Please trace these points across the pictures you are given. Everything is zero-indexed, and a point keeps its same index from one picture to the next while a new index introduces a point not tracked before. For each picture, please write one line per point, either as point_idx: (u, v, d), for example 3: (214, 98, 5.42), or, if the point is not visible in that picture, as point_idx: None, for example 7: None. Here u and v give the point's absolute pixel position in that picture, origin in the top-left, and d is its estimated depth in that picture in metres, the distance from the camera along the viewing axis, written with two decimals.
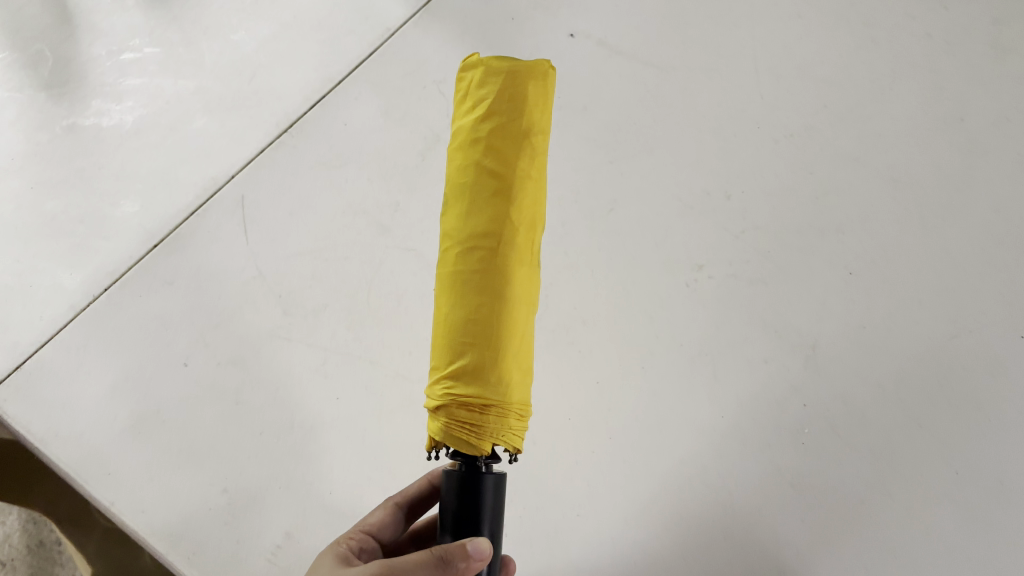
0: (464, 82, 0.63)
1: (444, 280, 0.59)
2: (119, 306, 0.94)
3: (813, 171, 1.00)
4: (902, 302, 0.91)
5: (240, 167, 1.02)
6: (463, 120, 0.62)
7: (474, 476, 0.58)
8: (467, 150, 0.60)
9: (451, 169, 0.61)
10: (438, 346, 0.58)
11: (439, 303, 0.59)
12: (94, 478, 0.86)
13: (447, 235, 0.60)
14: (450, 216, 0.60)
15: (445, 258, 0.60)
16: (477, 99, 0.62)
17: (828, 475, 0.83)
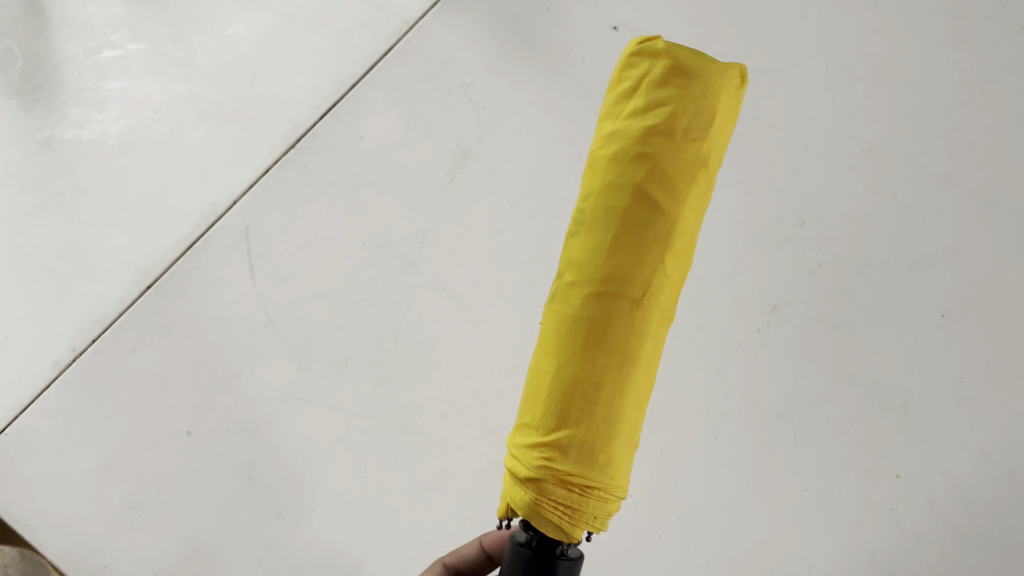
0: (636, 66, 0.52)
1: (560, 322, 0.51)
2: (110, 362, 0.83)
3: (894, 192, 0.86)
4: (1003, 352, 0.80)
5: (243, 191, 0.89)
6: (623, 117, 0.51)
7: (549, 558, 0.50)
8: (623, 163, 0.50)
9: (597, 179, 0.51)
10: (537, 397, 0.51)
11: (548, 344, 0.51)
12: (85, 572, 0.77)
13: (572, 259, 0.51)
14: (581, 238, 0.51)
15: (563, 288, 0.51)
16: (648, 98, 0.51)
17: (932, 563, 0.74)
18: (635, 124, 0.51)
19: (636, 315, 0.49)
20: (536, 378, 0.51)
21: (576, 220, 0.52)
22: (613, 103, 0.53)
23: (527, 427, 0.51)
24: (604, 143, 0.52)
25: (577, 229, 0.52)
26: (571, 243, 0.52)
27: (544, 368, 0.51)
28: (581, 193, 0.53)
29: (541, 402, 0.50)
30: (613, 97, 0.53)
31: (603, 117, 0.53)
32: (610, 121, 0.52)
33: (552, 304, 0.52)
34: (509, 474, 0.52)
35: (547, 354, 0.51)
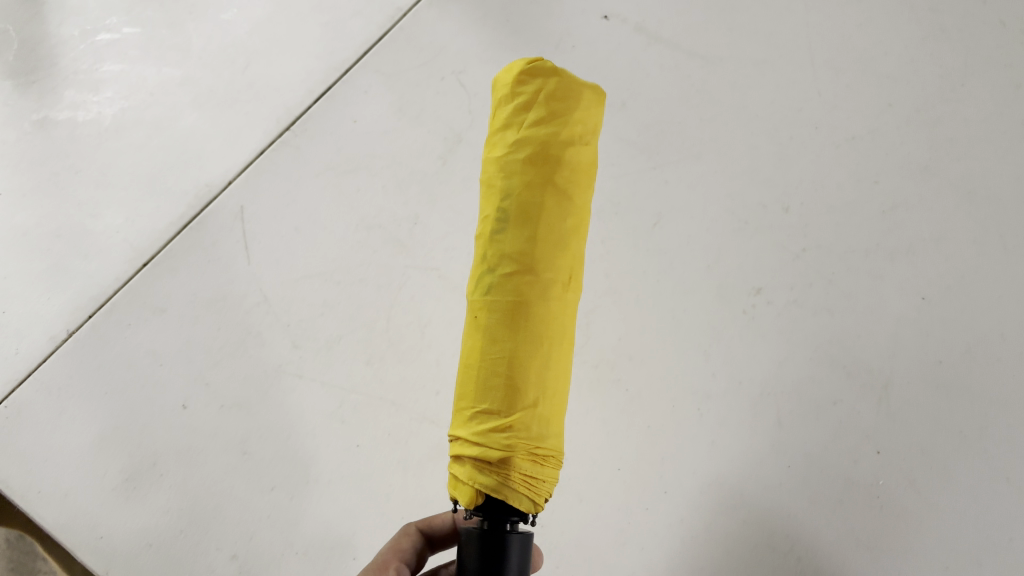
0: (527, 78, 0.54)
1: (507, 311, 0.50)
2: (105, 340, 0.84)
3: (877, 180, 0.88)
4: (981, 336, 0.82)
5: (237, 172, 0.90)
6: (527, 120, 0.53)
7: (500, 534, 0.50)
8: (545, 161, 0.52)
9: (520, 176, 0.52)
10: (492, 385, 0.49)
11: (495, 337, 0.50)
12: (81, 542, 0.78)
13: (506, 255, 0.51)
14: (513, 231, 0.51)
15: (500, 284, 0.51)
16: (552, 107, 0.53)
17: (911, 538, 0.76)
18: (545, 128, 0.52)
19: (567, 297, 0.52)
20: (484, 370, 0.50)
21: (500, 218, 0.52)
22: (511, 109, 0.54)
23: (482, 417, 0.49)
24: (513, 148, 0.52)
25: (504, 226, 0.51)
26: (499, 238, 0.51)
27: (495, 358, 0.50)
28: (497, 194, 0.52)
29: (499, 389, 0.49)
30: (509, 105, 0.54)
31: (502, 124, 0.54)
32: (512, 125, 0.53)
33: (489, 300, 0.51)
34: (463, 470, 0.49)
35: (496, 347, 0.50)
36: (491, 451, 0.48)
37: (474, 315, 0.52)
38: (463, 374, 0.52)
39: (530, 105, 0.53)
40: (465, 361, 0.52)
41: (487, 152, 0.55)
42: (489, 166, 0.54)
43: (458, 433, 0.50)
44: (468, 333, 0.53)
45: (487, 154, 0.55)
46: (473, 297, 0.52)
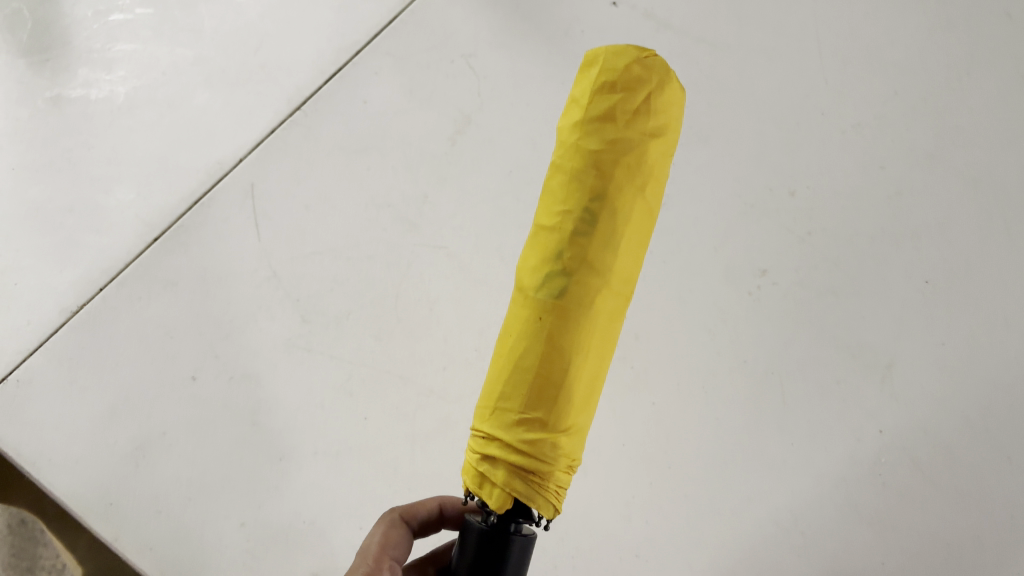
0: (638, 84, 0.53)
1: (576, 322, 0.51)
2: (117, 313, 0.85)
3: (882, 166, 0.89)
4: (986, 321, 0.83)
5: (249, 150, 0.91)
6: (628, 126, 0.53)
7: (506, 536, 0.53)
8: (636, 178, 0.53)
9: (614, 185, 0.52)
10: (547, 395, 0.51)
11: (558, 345, 0.51)
12: (91, 508, 0.80)
13: (588, 264, 0.51)
14: (597, 242, 0.52)
15: (576, 292, 0.51)
16: (654, 123, 0.54)
17: (911, 515, 0.77)
18: (643, 141, 0.53)
19: (620, 316, 0.54)
20: (540, 378, 0.51)
21: (585, 221, 0.52)
22: (614, 106, 0.53)
23: (534, 422, 0.51)
24: (614, 155, 0.52)
25: (588, 231, 0.52)
26: (582, 243, 0.51)
27: (557, 367, 0.51)
28: (585, 193, 0.52)
29: (553, 401, 0.51)
30: (611, 99, 0.53)
31: (601, 116, 0.53)
32: (613, 124, 0.52)
33: (562, 305, 0.51)
34: (504, 468, 0.52)
35: (559, 355, 0.51)
36: (534, 463, 0.51)
37: (537, 311, 0.52)
38: (513, 371, 0.52)
39: (635, 114, 0.53)
40: (519, 356, 0.52)
41: (575, 137, 0.53)
42: (578, 157, 0.53)
43: (499, 432, 0.52)
44: (522, 326, 0.53)
45: (575, 140, 0.53)
46: (537, 290, 0.52)
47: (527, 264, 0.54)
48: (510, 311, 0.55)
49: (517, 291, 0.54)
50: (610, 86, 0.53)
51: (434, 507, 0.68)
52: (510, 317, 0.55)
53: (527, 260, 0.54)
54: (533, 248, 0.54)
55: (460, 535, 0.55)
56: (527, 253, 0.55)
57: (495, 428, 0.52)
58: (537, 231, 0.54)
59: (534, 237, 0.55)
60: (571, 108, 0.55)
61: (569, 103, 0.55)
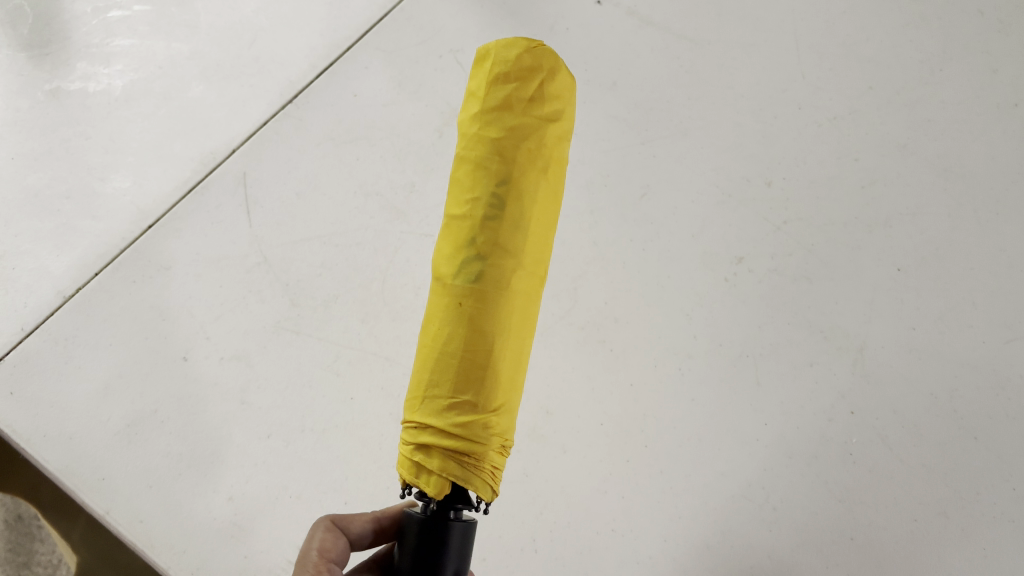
0: (527, 73, 0.56)
1: (495, 304, 0.53)
2: (110, 294, 0.87)
3: (857, 158, 0.91)
4: (954, 305, 0.86)
5: (241, 142, 0.93)
6: (524, 113, 0.56)
7: (444, 522, 0.52)
8: (536, 163, 0.55)
9: (516, 169, 0.54)
10: (474, 376, 0.52)
11: (480, 326, 0.52)
12: (84, 483, 0.81)
13: (499, 245, 0.53)
14: (506, 225, 0.54)
15: (491, 273, 0.53)
16: (549, 111, 0.57)
17: (878, 491, 0.79)
18: (540, 127, 0.56)
19: (537, 295, 0.56)
20: (466, 362, 0.52)
21: (493, 206, 0.54)
22: (510, 96, 0.56)
23: (463, 404, 0.52)
24: (514, 141, 0.55)
25: (498, 215, 0.54)
26: (493, 227, 0.53)
27: (481, 348, 0.52)
28: (491, 178, 0.54)
29: (479, 381, 0.52)
30: (506, 90, 0.56)
31: (498, 107, 0.55)
32: (511, 113, 0.55)
33: (480, 286, 0.53)
34: (439, 452, 0.52)
35: (482, 335, 0.52)
36: (468, 445, 0.51)
37: (456, 297, 0.53)
38: (438, 357, 0.53)
39: (528, 104, 0.56)
40: (443, 343, 0.53)
41: (476, 129, 0.56)
42: (482, 146, 0.55)
43: (430, 418, 0.52)
44: (441, 313, 0.54)
45: (476, 131, 0.56)
46: (454, 277, 0.53)
47: (441, 255, 0.55)
48: (431, 303, 0.55)
49: (434, 280, 0.55)
50: (501, 79, 0.56)
51: (370, 518, 0.67)
52: (432, 308, 0.55)
53: (442, 251, 0.56)
54: (447, 239, 0.56)
55: (402, 527, 0.54)
56: (442, 243, 0.56)
57: (424, 417, 0.52)
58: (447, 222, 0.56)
59: (446, 230, 0.56)
60: (469, 103, 0.57)
61: (466, 99, 0.58)
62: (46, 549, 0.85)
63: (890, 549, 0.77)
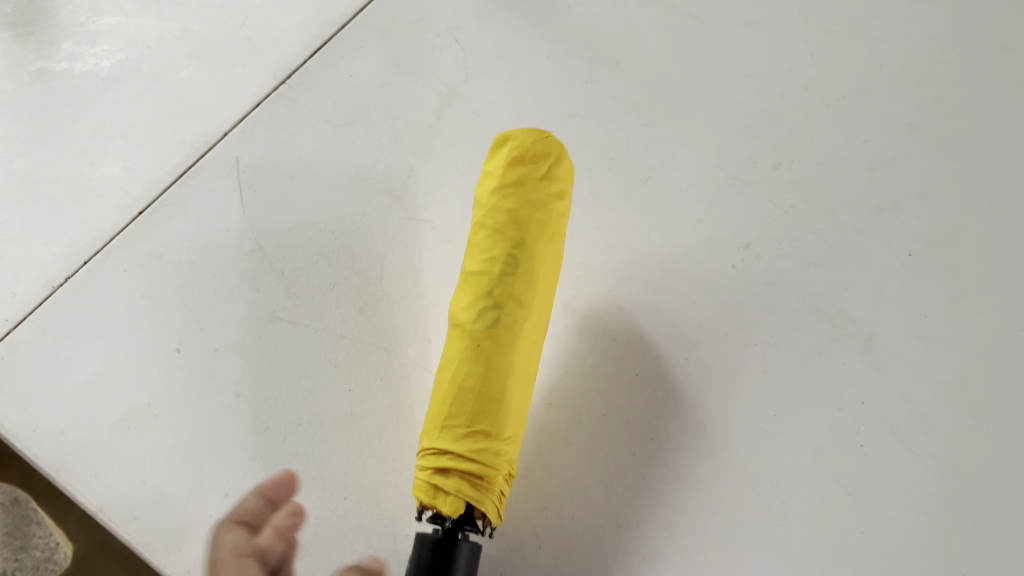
0: (541, 156, 0.63)
1: (509, 348, 0.59)
2: (101, 283, 0.85)
3: (865, 139, 0.90)
4: (964, 290, 0.83)
5: (233, 125, 0.93)
6: (538, 188, 0.62)
7: (454, 541, 0.58)
8: (545, 231, 0.62)
9: (529, 235, 0.61)
10: (489, 407, 0.58)
11: (496, 365, 0.58)
12: (77, 479, 0.77)
13: (512, 297, 0.60)
14: (520, 281, 0.60)
15: (506, 321, 0.59)
16: (556, 189, 0.64)
17: (889, 483, 0.77)
18: (549, 202, 0.63)
19: (543, 339, 0.63)
20: (482, 395, 0.58)
21: (509, 264, 0.60)
22: (525, 174, 0.62)
23: (481, 433, 0.57)
24: (530, 211, 0.61)
25: (512, 272, 0.60)
26: (508, 282, 0.60)
27: (496, 384, 0.58)
28: (507, 241, 0.61)
29: (494, 413, 0.58)
30: (522, 169, 0.63)
31: (514, 181, 0.62)
32: (525, 187, 0.62)
33: (496, 332, 0.58)
34: (456, 476, 0.57)
35: (497, 374, 0.58)
36: (483, 468, 0.57)
37: (475, 339, 0.59)
38: (455, 397, 0.58)
39: (540, 180, 0.63)
40: (462, 378, 0.58)
41: (493, 200, 0.63)
42: (500, 215, 0.62)
43: (449, 445, 0.57)
44: (459, 352, 0.60)
45: (494, 201, 0.62)
46: (473, 322, 0.59)
47: (459, 304, 0.62)
48: (449, 345, 0.62)
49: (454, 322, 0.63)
50: (516, 160, 0.63)
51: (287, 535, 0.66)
52: (450, 351, 0.62)
53: (461, 299, 0.62)
54: (464, 291, 0.62)
55: (415, 547, 0.59)
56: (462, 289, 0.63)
57: (440, 448, 0.58)
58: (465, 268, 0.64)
59: (464, 283, 0.63)
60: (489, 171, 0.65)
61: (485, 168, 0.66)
62: (44, 533, 0.81)
63: (901, 542, 0.74)
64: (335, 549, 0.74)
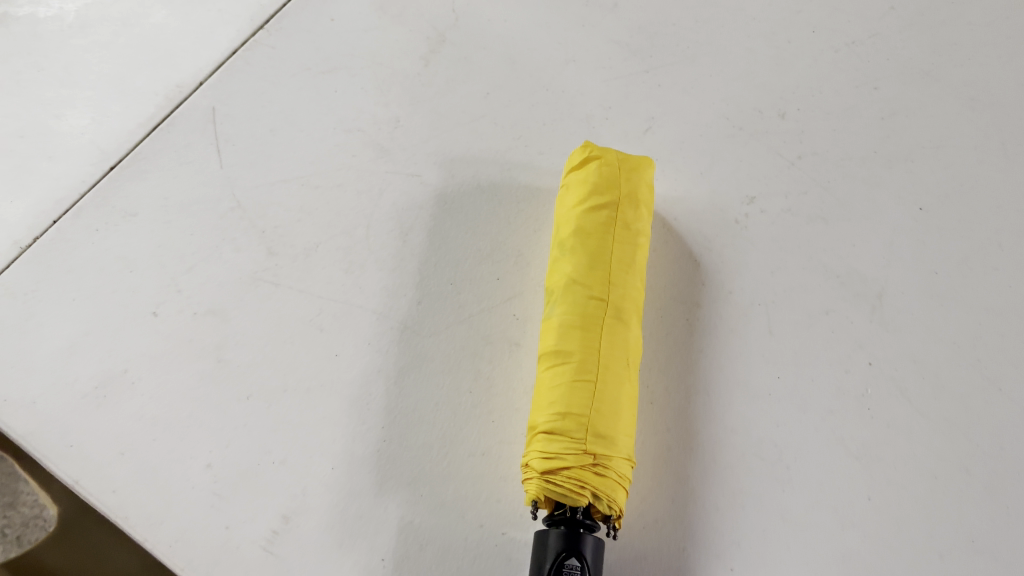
0: (641, 182, 0.74)
1: (629, 363, 0.67)
2: (73, 244, 0.81)
3: (876, 87, 0.87)
4: (978, 246, 0.80)
5: (210, 74, 0.88)
6: (639, 212, 0.73)
7: (582, 534, 0.62)
8: (642, 252, 0.73)
9: (635, 259, 0.71)
10: (621, 420, 0.64)
11: (623, 377, 0.66)
12: (50, 451, 0.73)
13: (629, 314, 0.69)
14: (633, 299, 0.70)
15: (627, 337, 0.68)
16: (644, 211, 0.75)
17: (898, 447, 0.73)
18: (644, 224, 0.74)
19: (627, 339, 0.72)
20: (618, 409, 0.64)
21: (627, 283, 0.70)
22: (631, 200, 0.73)
23: (617, 447, 0.63)
24: (635, 236, 0.72)
25: (630, 291, 0.70)
26: (627, 300, 0.69)
27: (624, 398, 0.65)
28: (624, 263, 0.70)
29: (623, 425, 0.65)
30: (628, 193, 0.73)
31: (626, 202, 0.72)
32: (633, 210, 0.72)
33: (624, 348, 0.67)
34: (604, 487, 0.62)
35: (624, 385, 0.66)
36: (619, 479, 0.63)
37: (607, 353, 0.66)
38: (630, 416, 0.66)
39: (640, 206, 0.74)
40: (601, 394, 0.64)
41: (607, 218, 0.71)
42: (614, 236, 0.71)
43: (597, 457, 0.62)
44: (590, 364, 0.65)
45: (608, 218, 0.71)
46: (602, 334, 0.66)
47: (573, 313, 0.68)
48: (577, 356, 0.65)
49: (599, 302, 0.67)
50: (626, 184, 0.73)
51: None
52: (622, 357, 0.67)
53: (629, 302, 0.69)
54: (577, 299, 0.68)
55: (542, 542, 0.64)
56: (573, 256, 0.70)
57: (623, 459, 0.64)
58: (583, 236, 0.71)
59: (575, 291, 0.69)
60: (640, 189, 0.74)
61: (615, 159, 0.74)
62: (31, 489, 0.80)
63: (911, 510, 0.71)
64: (319, 522, 0.70)
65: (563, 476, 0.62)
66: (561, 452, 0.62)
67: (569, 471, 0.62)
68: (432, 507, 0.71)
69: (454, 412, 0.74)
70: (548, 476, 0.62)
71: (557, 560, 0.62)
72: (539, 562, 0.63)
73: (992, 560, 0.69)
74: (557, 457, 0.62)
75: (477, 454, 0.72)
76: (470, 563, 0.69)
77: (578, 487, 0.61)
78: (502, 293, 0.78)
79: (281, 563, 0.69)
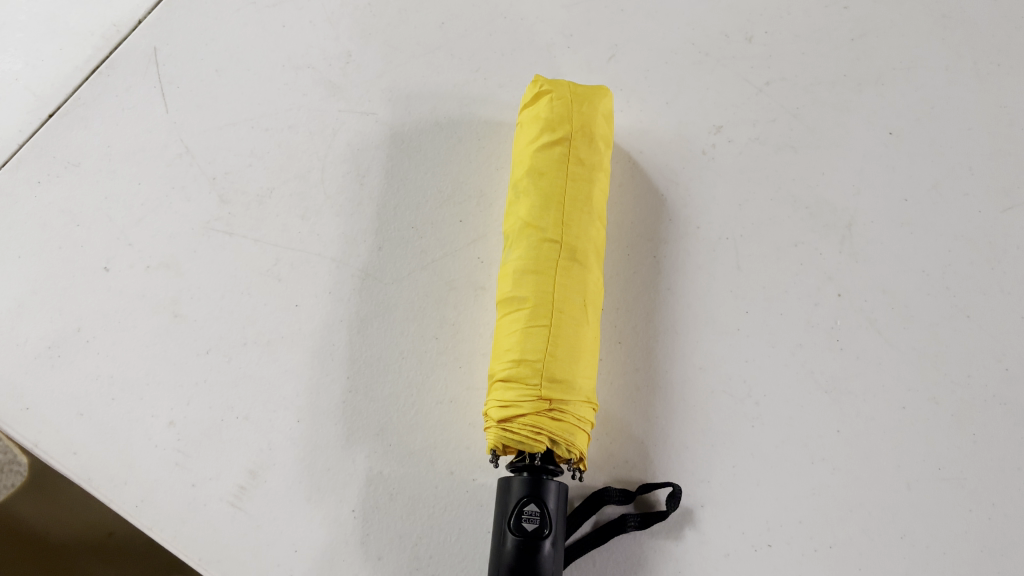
0: (597, 113, 0.71)
1: (588, 303, 0.66)
2: (13, 199, 0.77)
3: (846, 7, 0.85)
4: (949, 171, 0.79)
5: (148, 11, 0.84)
6: (597, 146, 0.71)
7: (542, 478, 0.62)
8: (602, 186, 0.71)
9: (593, 195, 0.69)
10: (580, 364, 0.63)
11: (580, 319, 0.64)
12: (5, 415, 0.71)
13: (587, 252, 0.67)
14: (592, 237, 0.68)
15: (584, 277, 0.66)
16: (604, 144, 0.72)
17: (867, 379, 0.73)
18: (604, 158, 0.71)
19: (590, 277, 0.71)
20: (575, 352, 0.63)
21: (584, 221, 0.67)
22: (588, 134, 0.70)
23: (574, 391, 0.62)
24: (593, 170, 0.70)
25: (588, 230, 0.67)
26: (585, 239, 0.67)
27: (583, 341, 0.64)
28: (580, 201, 0.68)
29: (581, 369, 0.63)
30: (583, 127, 0.70)
31: (581, 137, 0.70)
32: (589, 145, 0.70)
33: (580, 288, 0.65)
34: (560, 431, 0.61)
35: (582, 327, 0.64)
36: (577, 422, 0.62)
37: (563, 296, 0.64)
38: (590, 358, 0.65)
39: (598, 139, 0.71)
40: (555, 338, 0.62)
41: (561, 155, 0.69)
42: (568, 173, 0.68)
43: (551, 403, 0.61)
44: (543, 308, 0.63)
45: (562, 155, 0.69)
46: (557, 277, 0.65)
47: (528, 256, 0.66)
48: (530, 300, 0.64)
49: (553, 243, 0.66)
50: (580, 116, 0.70)
51: None
52: (578, 299, 0.65)
53: (586, 242, 0.67)
54: (531, 241, 0.66)
55: (504, 489, 0.63)
56: (527, 198, 0.68)
57: (581, 402, 0.63)
58: (536, 175, 0.68)
59: (530, 233, 0.67)
60: (596, 122, 0.71)
61: (567, 93, 0.71)
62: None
63: (879, 442, 0.71)
64: (285, 476, 0.69)
65: (520, 423, 0.61)
66: (518, 400, 0.61)
67: (525, 418, 0.61)
68: (401, 457, 0.70)
69: (420, 359, 0.72)
70: (505, 424, 0.62)
71: (517, 506, 0.62)
72: (501, 508, 0.63)
73: (958, 487, 0.70)
74: (514, 405, 0.61)
75: (445, 402, 0.71)
76: (442, 511, 0.69)
77: (534, 434, 0.61)
78: (465, 236, 0.76)
79: (250, 519, 0.68)
